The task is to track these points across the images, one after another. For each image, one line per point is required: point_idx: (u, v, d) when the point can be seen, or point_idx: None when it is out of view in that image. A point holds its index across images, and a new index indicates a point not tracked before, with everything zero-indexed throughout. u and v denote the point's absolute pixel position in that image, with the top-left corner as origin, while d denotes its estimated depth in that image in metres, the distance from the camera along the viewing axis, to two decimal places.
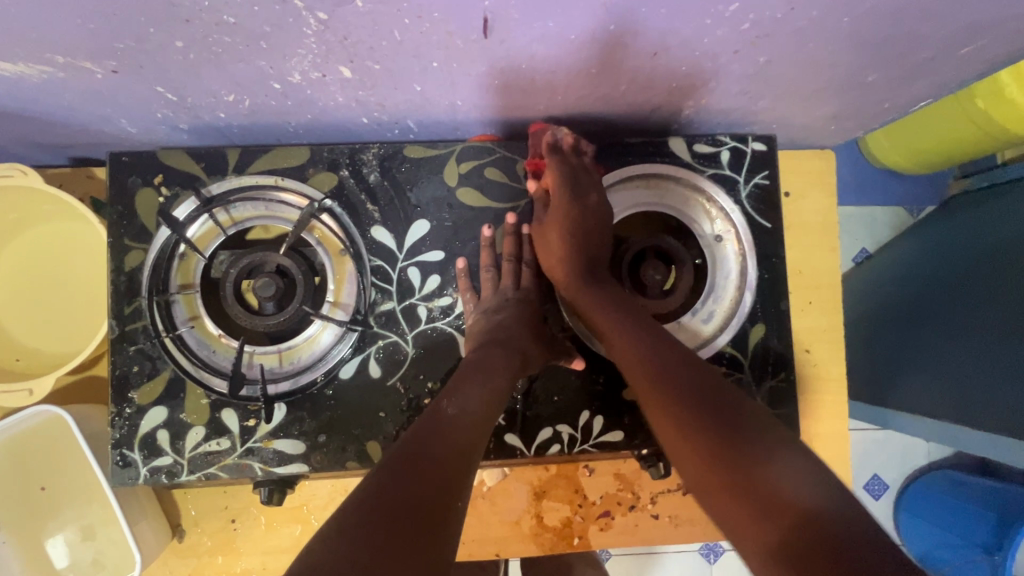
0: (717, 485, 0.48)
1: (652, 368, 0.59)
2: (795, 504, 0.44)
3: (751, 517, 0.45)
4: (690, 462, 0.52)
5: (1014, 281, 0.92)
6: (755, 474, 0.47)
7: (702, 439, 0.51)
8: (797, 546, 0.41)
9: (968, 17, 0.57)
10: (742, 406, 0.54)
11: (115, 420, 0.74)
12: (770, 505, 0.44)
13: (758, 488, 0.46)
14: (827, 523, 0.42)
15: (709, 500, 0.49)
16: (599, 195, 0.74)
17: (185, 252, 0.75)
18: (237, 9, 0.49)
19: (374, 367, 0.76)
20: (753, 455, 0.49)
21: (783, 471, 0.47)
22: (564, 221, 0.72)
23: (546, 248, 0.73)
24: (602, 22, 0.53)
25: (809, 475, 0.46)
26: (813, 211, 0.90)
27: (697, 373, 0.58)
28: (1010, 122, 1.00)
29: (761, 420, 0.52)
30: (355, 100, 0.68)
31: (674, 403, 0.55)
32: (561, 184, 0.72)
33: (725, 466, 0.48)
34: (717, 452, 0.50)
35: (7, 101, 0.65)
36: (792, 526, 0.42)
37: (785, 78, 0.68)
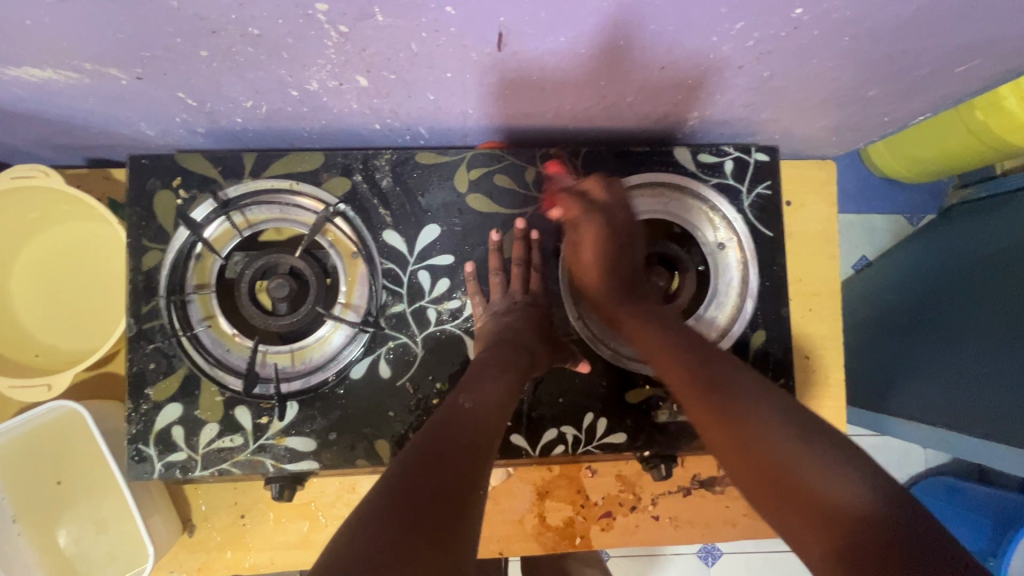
0: (775, 495, 0.51)
1: (700, 378, 0.61)
2: (858, 514, 0.46)
3: (813, 524, 0.48)
4: (742, 472, 0.54)
5: (1010, 292, 0.94)
6: (808, 488, 0.49)
7: (759, 452, 0.53)
8: (863, 556, 0.44)
9: (964, 37, 0.59)
10: (792, 411, 0.56)
11: (131, 416, 0.76)
12: (831, 516, 0.47)
13: (816, 499, 0.48)
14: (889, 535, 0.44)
15: (764, 505, 0.52)
16: (627, 212, 0.74)
17: (201, 253, 0.77)
18: (262, 22, 0.51)
19: (384, 368, 0.78)
20: (810, 461, 0.51)
21: (835, 479, 0.49)
22: (595, 253, 0.73)
23: (586, 276, 0.75)
24: (613, 37, 0.55)
25: (867, 479, 0.48)
26: (814, 220, 0.92)
27: (744, 380, 0.60)
28: (1004, 134, 1.02)
29: (816, 425, 0.54)
30: (369, 107, 0.70)
31: (727, 414, 0.57)
32: (586, 215, 0.73)
33: (787, 480, 0.50)
34: (780, 462, 0.52)
35: (32, 105, 0.67)
36: (854, 541, 0.45)
37: (788, 92, 0.70)
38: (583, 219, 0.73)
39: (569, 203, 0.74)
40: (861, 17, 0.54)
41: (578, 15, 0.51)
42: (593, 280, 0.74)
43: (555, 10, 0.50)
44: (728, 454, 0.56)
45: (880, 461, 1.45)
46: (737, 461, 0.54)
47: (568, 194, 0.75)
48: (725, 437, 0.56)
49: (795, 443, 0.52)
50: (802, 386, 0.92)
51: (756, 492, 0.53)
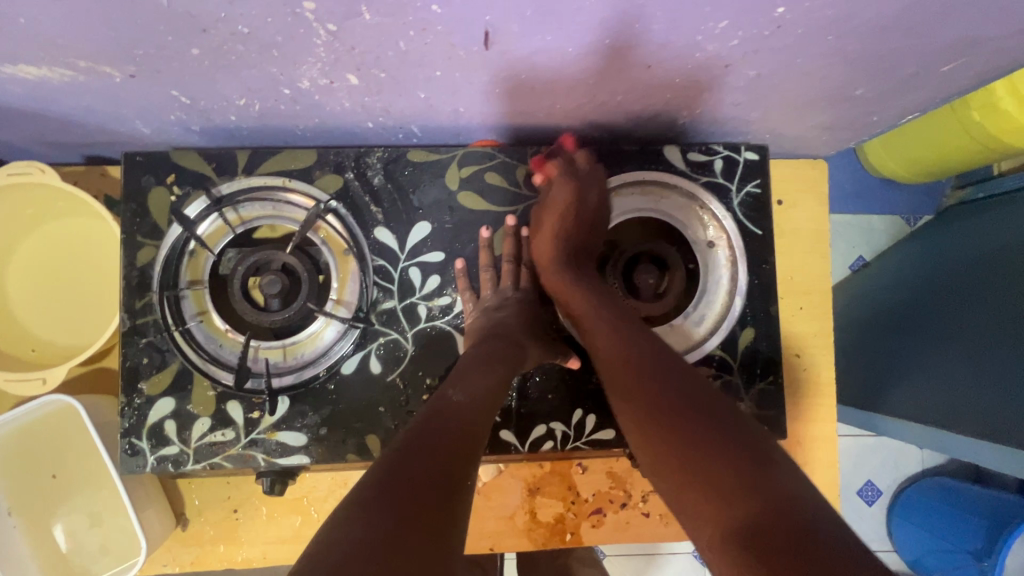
0: (686, 474, 0.52)
1: (633, 361, 0.63)
2: (761, 502, 0.46)
3: (716, 504, 0.48)
4: (660, 454, 0.55)
5: (1006, 293, 0.94)
6: (722, 469, 0.50)
7: (680, 432, 0.54)
8: (757, 538, 0.44)
9: (949, 36, 0.60)
10: (720, 403, 0.57)
11: (125, 410, 0.77)
12: (732, 500, 0.48)
13: (725, 479, 0.49)
14: (789, 521, 0.44)
15: (673, 486, 0.53)
16: (599, 196, 0.79)
17: (195, 249, 0.78)
18: (252, 21, 0.52)
19: (375, 364, 0.79)
20: (740, 452, 0.51)
21: (750, 468, 0.49)
22: (559, 213, 0.76)
23: (539, 234, 0.78)
24: (599, 36, 0.56)
25: (785, 475, 0.49)
26: (805, 219, 0.92)
27: (679, 369, 0.61)
28: (1000, 133, 1.02)
29: (740, 419, 0.55)
30: (361, 105, 0.71)
31: (653, 398, 0.58)
32: (561, 179, 0.76)
33: (700, 458, 0.52)
34: (698, 443, 0.53)
35: (27, 102, 0.68)
36: (749, 520, 0.46)
37: (776, 91, 0.71)
38: (557, 180, 0.77)
39: (551, 164, 0.78)
40: (845, 16, 0.54)
41: (562, 14, 0.52)
42: (547, 239, 0.77)
43: (540, 9, 0.51)
44: (648, 434, 0.57)
45: (876, 461, 1.45)
46: (656, 443, 0.56)
47: (556, 159, 0.79)
48: (647, 417, 0.58)
49: (713, 428, 0.54)
50: (793, 384, 0.92)
51: (668, 476, 0.53)
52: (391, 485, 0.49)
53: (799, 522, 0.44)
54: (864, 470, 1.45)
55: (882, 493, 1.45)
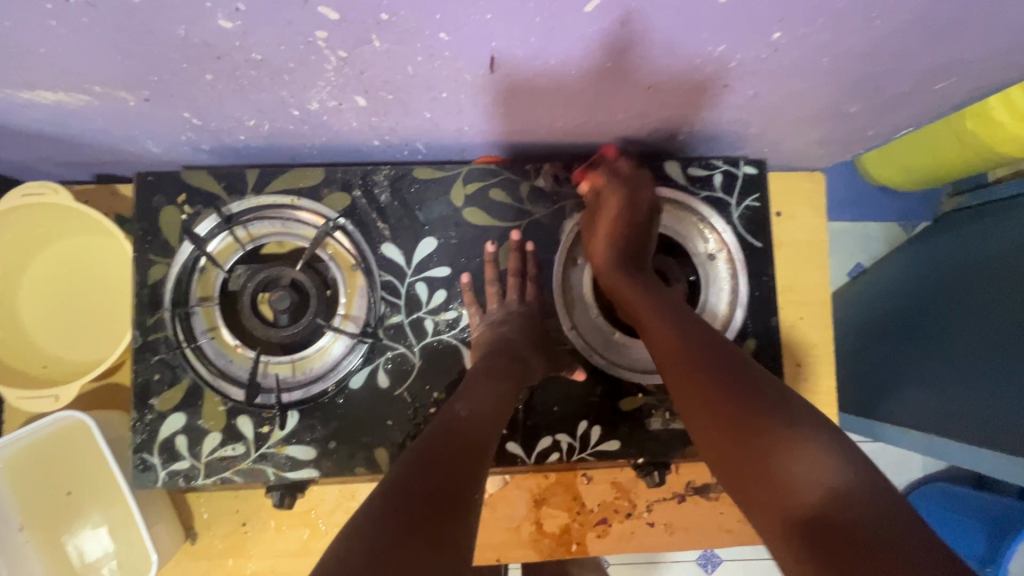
0: (741, 463, 0.54)
1: (683, 356, 0.64)
2: (823, 496, 0.48)
3: (780, 501, 0.50)
4: (714, 445, 0.57)
5: (1003, 301, 0.95)
6: (778, 462, 0.52)
7: (733, 429, 0.56)
8: (823, 532, 0.46)
9: (939, 56, 0.62)
10: (775, 391, 0.58)
11: (137, 425, 0.78)
12: (790, 494, 0.50)
13: (774, 471, 0.52)
14: (856, 516, 0.46)
15: (729, 472, 0.56)
16: (651, 194, 0.78)
17: (205, 267, 0.80)
18: (265, 48, 0.54)
19: (383, 378, 0.80)
20: (785, 445, 0.52)
21: (806, 460, 0.50)
22: (612, 217, 0.76)
23: (595, 235, 0.79)
24: (601, 59, 0.58)
25: (855, 466, 0.50)
26: (803, 230, 0.94)
27: (732, 359, 0.62)
28: (993, 142, 1.04)
29: (809, 410, 0.56)
30: (368, 125, 0.73)
31: (709, 393, 0.59)
32: (611, 184, 0.77)
33: (760, 454, 0.53)
34: (759, 438, 0.54)
35: (42, 125, 0.69)
36: (808, 515, 0.48)
37: (774, 108, 0.72)
38: (606, 185, 0.77)
39: (596, 175, 0.79)
40: (839, 39, 0.56)
41: (566, 39, 0.54)
42: (602, 239, 0.78)
43: (544, 35, 0.53)
44: (706, 430, 0.58)
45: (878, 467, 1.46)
46: (715, 440, 0.57)
47: (600, 169, 0.79)
48: (703, 410, 0.59)
49: (774, 418, 0.54)
50: (795, 393, 0.94)
51: (731, 470, 0.55)
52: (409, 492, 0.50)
53: (860, 516, 0.46)
54: None
55: None
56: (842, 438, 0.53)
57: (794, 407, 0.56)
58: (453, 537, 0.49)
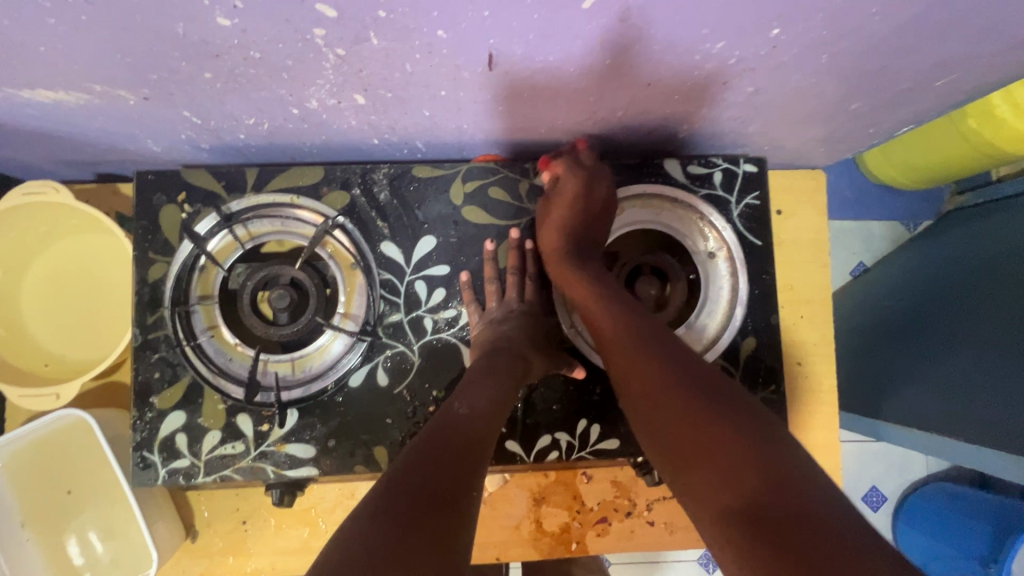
0: (684, 454, 0.54)
1: (636, 343, 0.64)
2: (749, 481, 0.48)
3: (714, 482, 0.50)
4: (665, 434, 0.57)
5: (1008, 299, 0.94)
6: (717, 443, 0.52)
7: (677, 414, 0.56)
8: (756, 523, 0.46)
9: (939, 53, 0.62)
10: (724, 387, 0.58)
11: (137, 423, 0.79)
12: (723, 485, 0.50)
13: (715, 462, 0.51)
14: (787, 498, 0.46)
15: (672, 461, 0.55)
16: (609, 188, 0.78)
17: (205, 265, 0.80)
18: (264, 46, 0.54)
19: (382, 376, 0.80)
20: (723, 434, 0.52)
21: (744, 450, 0.50)
22: (567, 205, 0.76)
23: (546, 227, 0.78)
24: (599, 56, 0.58)
25: (797, 456, 0.50)
26: (804, 229, 0.93)
27: (679, 352, 0.62)
28: (996, 139, 1.03)
29: (748, 401, 0.56)
30: (367, 123, 0.73)
31: (653, 382, 0.59)
32: (568, 172, 0.76)
33: (700, 436, 0.53)
34: (704, 423, 0.54)
35: (43, 124, 0.69)
36: (744, 507, 0.47)
37: (774, 106, 0.72)
38: (564, 173, 0.76)
39: (557, 163, 0.77)
40: (839, 35, 0.56)
41: (565, 36, 0.53)
42: (553, 230, 0.77)
43: (542, 33, 0.53)
44: (652, 417, 0.59)
45: (880, 467, 1.46)
46: (660, 426, 0.57)
47: (561, 158, 0.78)
48: (649, 394, 0.59)
49: (713, 406, 0.55)
50: (797, 392, 0.93)
51: (672, 456, 0.55)
52: (404, 493, 0.50)
53: (795, 499, 0.46)
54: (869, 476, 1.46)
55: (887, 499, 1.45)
56: (778, 430, 0.53)
57: (731, 398, 0.56)
58: (450, 543, 0.48)
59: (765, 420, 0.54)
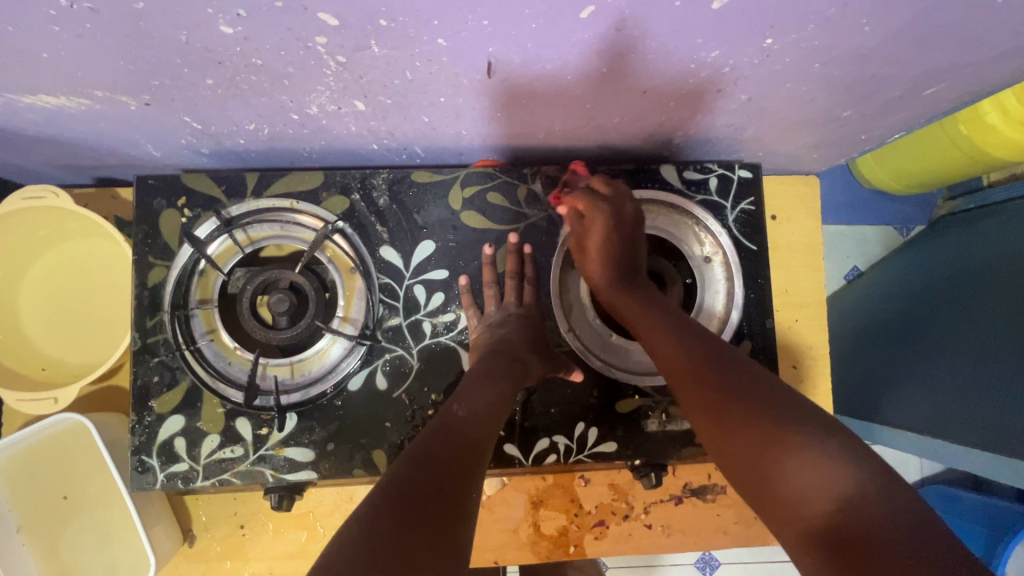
0: (758, 478, 0.54)
1: (686, 369, 0.64)
2: (830, 505, 0.49)
3: (794, 510, 0.51)
4: (732, 459, 0.57)
5: (1000, 303, 0.96)
6: (790, 473, 0.52)
7: (743, 444, 0.56)
8: (840, 546, 0.46)
9: (929, 62, 0.63)
10: (788, 402, 0.57)
11: (135, 427, 0.79)
12: (805, 505, 0.50)
13: (786, 486, 0.52)
14: (864, 522, 0.46)
15: (748, 486, 0.56)
16: (636, 206, 0.79)
17: (204, 269, 0.80)
18: (266, 54, 0.54)
19: (381, 379, 0.80)
20: (794, 457, 0.52)
21: (819, 472, 0.50)
22: (601, 236, 0.76)
23: (586, 255, 0.78)
24: (596, 65, 0.59)
25: (863, 471, 0.50)
26: (798, 233, 0.94)
27: (740, 369, 0.62)
28: (988, 146, 1.05)
29: (813, 413, 0.56)
30: (366, 129, 0.73)
31: (716, 413, 0.60)
32: (592, 206, 0.77)
33: (771, 464, 0.53)
34: (765, 453, 0.54)
35: (43, 129, 0.70)
36: (827, 529, 0.48)
37: (768, 113, 0.73)
38: (588, 205, 0.77)
39: (575, 197, 0.79)
40: (831, 44, 0.57)
41: (563, 44, 0.54)
42: (594, 259, 0.78)
43: (541, 41, 0.54)
44: (717, 445, 0.59)
45: None
46: (729, 455, 0.58)
47: (578, 193, 0.79)
48: (712, 425, 0.60)
49: (781, 430, 0.54)
50: None
51: (747, 485, 0.56)
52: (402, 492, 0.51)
53: (871, 521, 0.46)
54: None
55: None
56: (854, 443, 0.53)
57: (799, 413, 0.56)
58: (445, 539, 0.49)
59: (828, 434, 0.53)
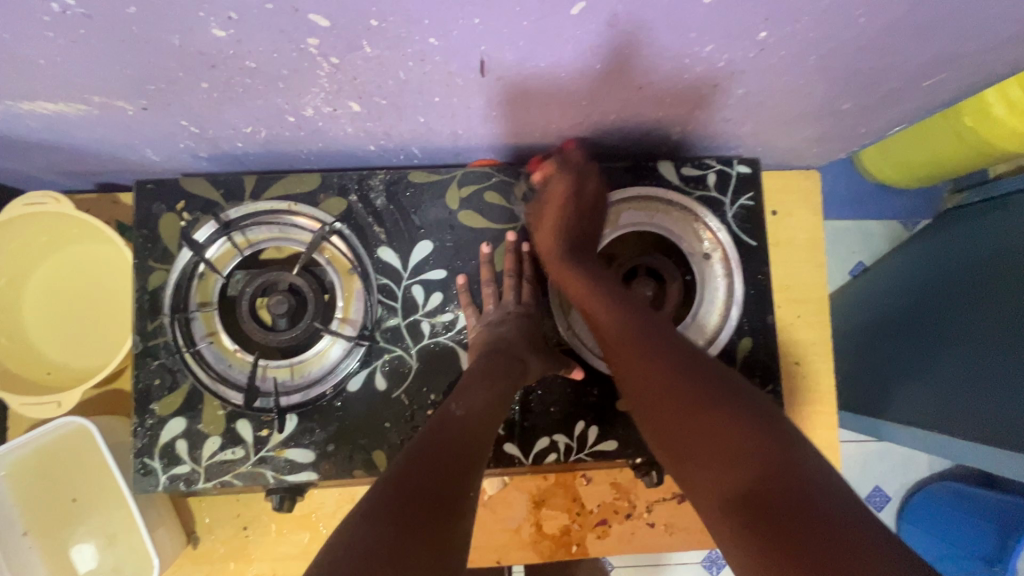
0: (681, 445, 0.55)
1: (623, 339, 0.66)
2: (753, 470, 0.49)
3: (714, 470, 0.52)
4: (661, 427, 0.58)
5: (1008, 296, 0.94)
6: (718, 441, 0.52)
7: (679, 405, 0.57)
8: (754, 508, 0.47)
9: (924, 54, 0.62)
10: (722, 379, 0.58)
11: (138, 430, 0.79)
12: (727, 468, 0.51)
13: (704, 453, 0.53)
14: (783, 488, 0.47)
15: (670, 452, 0.57)
16: (599, 185, 0.80)
17: (204, 272, 0.81)
18: (259, 56, 0.55)
19: (380, 380, 0.80)
20: (732, 430, 0.52)
21: (747, 440, 0.51)
22: (559, 206, 0.77)
23: (541, 228, 0.79)
24: (590, 61, 0.59)
25: (783, 440, 0.51)
26: (800, 228, 0.94)
27: (678, 344, 0.64)
28: (993, 137, 1.04)
29: (742, 391, 0.57)
30: (363, 130, 0.74)
31: (652, 376, 0.61)
32: (560, 174, 0.78)
33: (695, 424, 0.55)
34: (695, 413, 0.55)
35: (43, 135, 0.70)
36: (744, 494, 0.49)
37: (765, 108, 0.73)
38: (556, 175, 0.78)
39: (548, 164, 0.80)
40: (824, 38, 0.57)
41: (555, 42, 0.54)
42: (549, 232, 0.78)
43: (532, 39, 0.54)
44: (652, 408, 0.59)
45: (883, 466, 1.45)
46: (659, 425, 0.58)
47: (552, 158, 0.80)
48: (646, 394, 0.60)
49: (714, 402, 0.55)
50: (794, 392, 0.93)
51: (681, 451, 0.55)
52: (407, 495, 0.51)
53: (787, 481, 0.47)
54: (872, 476, 1.46)
55: (891, 499, 1.44)
56: (781, 420, 0.54)
57: (722, 386, 0.57)
58: (449, 541, 0.49)
59: (762, 410, 0.55)
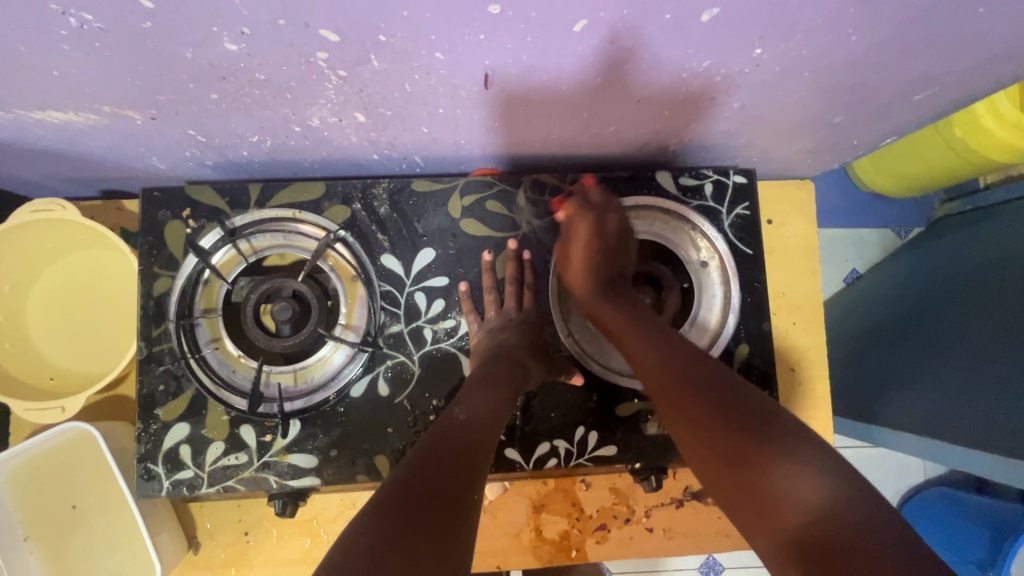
0: (727, 485, 0.56)
1: (662, 375, 0.67)
2: (803, 511, 0.50)
3: (764, 512, 0.52)
4: (707, 468, 0.59)
5: (998, 304, 0.96)
6: (767, 482, 0.53)
7: (722, 444, 0.57)
8: (811, 553, 0.47)
9: (914, 70, 0.64)
10: (763, 415, 0.59)
11: (141, 436, 0.80)
12: (779, 510, 0.51)
13: (753, 497, 0.53)
14: (838, 529, 0.47)
15: (720, 493, 0.57)
16: (621, 219, 0.81)
17: (208, 279, 0.82)
18: (268, 69, 0.56)
19: (383, 386, 0.81)
20: (777, 469, 0.53)
21: (792, 480, 0.52)
22: (584, 245, 0.79)
23: (569, 267, 0.80)
24: (591, 75, 0.60)
25: (830, 475, 0.51)
26: (794, 237, 0.96)
27: (717, 380, 0.64)
28: (982, 149, 1.06)
29: (787, 425, 0.57)
30: (367, 140, 0.75)
31: (693, 414, 0.61)
32: (579, 211, 0.79)
33: (740, 464, 0.55)
34: (742, 454, 0.56)
35: (51, 143, 0.71)
36: (797, 538, 0.49)
37: (760, 120, 0.75)
38: (574, 214, 0.80)
39: (568, 203, 0.81)
40: (818, 55, 0.59)
41: (557, 57, 0.56)
42: (578, 272, 0.79)
43: (536, 54, 0.55)
44: (697, 445, 0.60)
45: (877, 472, 1.46)
46: (705, 464, 0.59)
47: (573, 198, 0.82)
48: (688, 433, 0.61)
49: (758, 439, 0.56)
50: (790, 399, 0.95)
51: (726, 491, 0.56)
52: (413, 494, 0.52)
53: (841, 525, 0.47)
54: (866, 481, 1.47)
55: None
56: (826, 452, 0.54)
57: (767, 423, 0.57)
58: (452, 541, 0.50)
59: (800, 442, 0.55)
